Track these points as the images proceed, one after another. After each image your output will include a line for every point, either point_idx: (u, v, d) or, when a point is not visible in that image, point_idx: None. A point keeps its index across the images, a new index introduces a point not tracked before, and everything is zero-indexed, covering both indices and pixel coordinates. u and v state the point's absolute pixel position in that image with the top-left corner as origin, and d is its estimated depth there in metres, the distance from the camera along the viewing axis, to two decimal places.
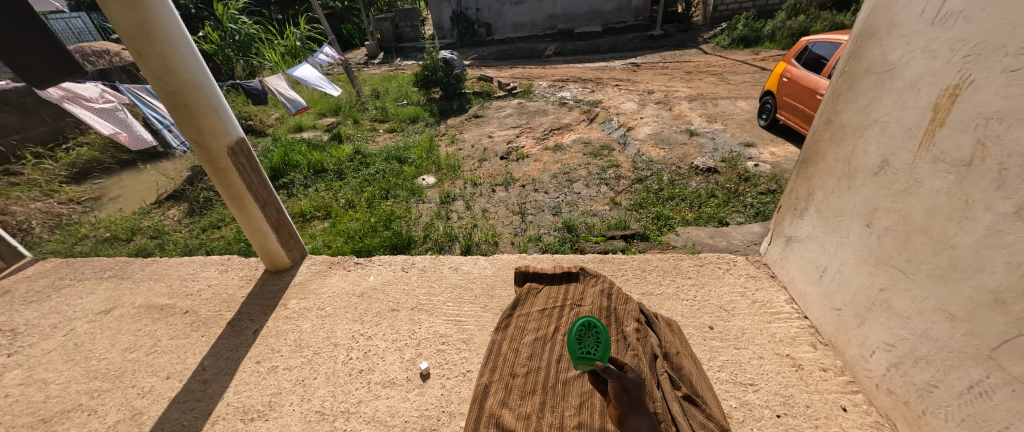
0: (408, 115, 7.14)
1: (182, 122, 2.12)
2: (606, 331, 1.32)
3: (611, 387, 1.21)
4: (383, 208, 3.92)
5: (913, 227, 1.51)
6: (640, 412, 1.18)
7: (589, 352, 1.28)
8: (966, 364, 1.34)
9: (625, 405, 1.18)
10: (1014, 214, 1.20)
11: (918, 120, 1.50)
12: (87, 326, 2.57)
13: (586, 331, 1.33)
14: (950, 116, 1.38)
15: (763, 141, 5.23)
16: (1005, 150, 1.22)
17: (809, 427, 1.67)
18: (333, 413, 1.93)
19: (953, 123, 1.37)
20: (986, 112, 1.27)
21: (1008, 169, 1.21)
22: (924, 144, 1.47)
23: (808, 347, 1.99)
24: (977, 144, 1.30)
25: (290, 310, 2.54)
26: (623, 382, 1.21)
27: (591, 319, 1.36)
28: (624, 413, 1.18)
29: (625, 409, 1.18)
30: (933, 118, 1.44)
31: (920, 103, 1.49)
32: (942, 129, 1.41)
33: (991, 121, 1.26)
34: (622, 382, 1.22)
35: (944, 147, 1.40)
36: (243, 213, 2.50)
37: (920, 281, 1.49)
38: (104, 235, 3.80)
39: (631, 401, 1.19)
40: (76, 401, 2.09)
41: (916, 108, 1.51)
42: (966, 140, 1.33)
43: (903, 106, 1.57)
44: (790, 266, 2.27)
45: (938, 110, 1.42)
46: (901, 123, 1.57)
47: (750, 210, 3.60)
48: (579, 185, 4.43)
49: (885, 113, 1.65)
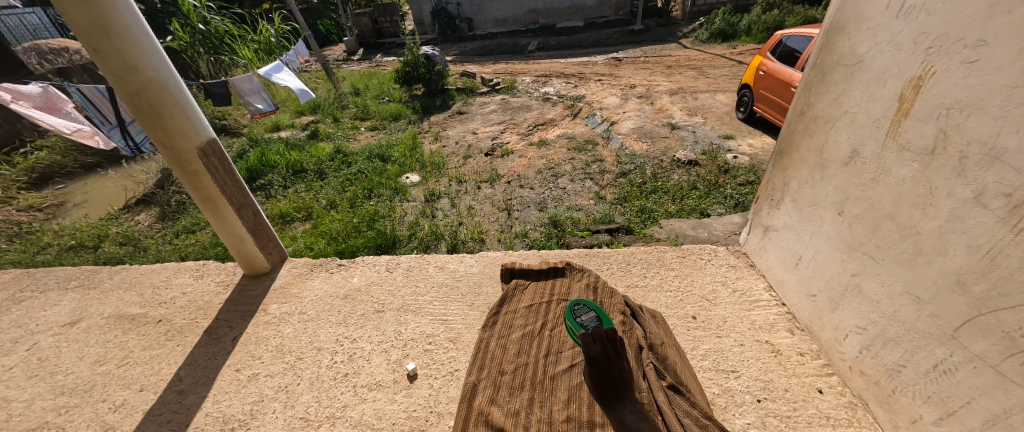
0: (389, 112, 7.03)
1: (147, 123, 2.04)
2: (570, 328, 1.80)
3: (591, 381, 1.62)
4: (366, 207, 3.86)
5: (881, 215, 1.58)
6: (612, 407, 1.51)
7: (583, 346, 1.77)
8: (932, 344, 1.40)
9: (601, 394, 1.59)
10: (973, 200, 1.26)
11: (885, 111, 1.57)
12: (52, 339, 2.45)
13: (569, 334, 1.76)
14: (915, 107, 1.44)
15: (741, 133, 5.38)
16: (965, 138, 1.28)
17: (787, 410, 1.73)
18: (318, 418, 1.89)
19: (917, 114, 1.44)
20: (948, 102, 1.33)
21: (968, 157, 1.27)
22: (891, 133, 1.54)
23: (786, 333, 2.05)
24: (939, 132, 1.36)
25: (270, 315, 2.47)
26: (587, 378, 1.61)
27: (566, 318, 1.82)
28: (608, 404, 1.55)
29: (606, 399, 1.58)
30: (900, 109, 1.50)
31: (886, 94, 1.56)
32: (908, 119, 1.47)
33: (952, 111, 1.32)
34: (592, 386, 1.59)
35: (909, 137, 1.47)
36: (217, 217, 2.41)
37: (888, 266, 1.55)
38: (68, 243, 3.62)
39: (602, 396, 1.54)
40: (42, 418, 1.99)
41: (883, 99, 1.58)
42: (929, 129, 1.39)
43: (872, 98, 1.63)
44: (769, 255, 2.34)
45: (903, 101, 1.49)
46: (870, 114, 1.64)
47: (730, 201, 3.69)
48: (564, 181, 4.46)
49: (854, 105, 1.72)
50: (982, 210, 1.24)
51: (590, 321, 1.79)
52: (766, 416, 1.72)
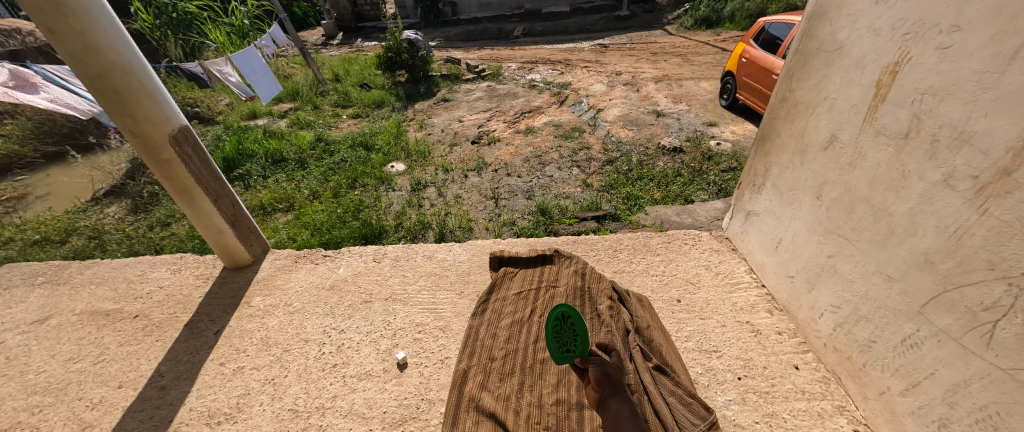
0: (372, 99, 6.88)
1: (113, 110, 1.95)
2: (579, 323, 1.41)
3: (591, 374, 1.37)
4: (350, 197, 3.79)
5: (857, 198, 1.65)
6: (620, 397, 1.31)
7: (568, 350, 1.43)
8: (900, 320, 1.48)
9: (606, 391, 1.32)
10: (943, 182, 1.32)
11: (863, 97, 1.62)
12: (19, 338, 2.35)
13: (562, 323, 1.45)
14: (891, 92, 1.50)
15: (723, 120, 5.48)
16: (936, 123, 1.34)
17: (766, 386, 1.82)
18: (308, 409, 1.88)
19: (893, 99, 1.49)
20: (922, 88, 1.38)
21: (939, 140, 1.33)
22: (869, 118, 1.60)
23: (765, 313, 2.14)
24: (913, 117, 1.42)
25: (254, 307, 2.43)
26: (604, 367, 1.36)
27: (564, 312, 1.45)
28: (605, 397, 1.32)
29: (608, 395, 1.31)
30: (876, 94, 1.56)
31: (864, 80, 1.61)
32: (884, 104, 1.53)
33: (925, 96, 1.37)
34: (605, 368, 1.37)
35: (885, 122, 1.53)
36: (192, 208, 2.34)
37: (862, 247, 1.63)
38: (33, 237, 3.45)
39: (613, 384, 1.33)
40: (14, 418, 1.92)
41: (861, 85, 1.63)
42: (904, 114, 1.45)
43: (850, 84, 1.69)
44: (749, 239, 2.42)
45: (880, 86, 1.54)
46: (848, 100, 1.69)
47: (713, 187, 3.78)
48: (551, 168, 4.47)
49: (834, 91, 1.78)
50: (950, 192, 1.31)
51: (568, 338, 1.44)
52: (746, 392, 1.80)
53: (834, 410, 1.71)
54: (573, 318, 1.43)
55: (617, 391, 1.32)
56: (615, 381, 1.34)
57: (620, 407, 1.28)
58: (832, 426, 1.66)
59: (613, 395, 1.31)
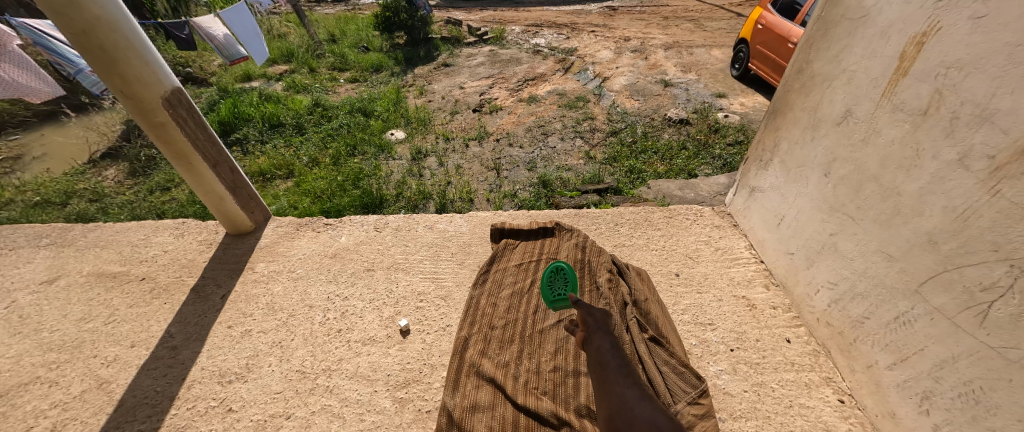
0: (370, 62, 6.65)
1: (102, 69, 1.88)
2: (571, 271, 1.64)
3: (576, 316, 1.23)
4: (351, 165, 3.76)
5: (865, 176, 1.63)
6: (603, 333, 1.14)
7: (560, 293, 1.59)
8: (896, 298, 1.50)
9: (591, 325, 1.17)
10: (957, 162, 1.30)
11: (884, 70, 1.56)
12: (30, 297, 2.40)
13: (556, 274, 1.65)
14: (914, 66, 1.44)
15: (733, 91, 5.31)
16: (959, 99, 1.30)
17: (757, 357, 1.88)
18: (314, 371, 1.95)
19: (915, 73, 1.44)
20: (947, 61, 1.33)
21: (959, 117, 1.29)
22: (888, 93, 1.55)
23: (761, 288, 2.18)
24: (935, 92, 1.37)
25: (258, 273, 2.47)
26: (588, 307, 1.22)
27: (559, 265, 1.66)
28: (588, 335, 1.16)
29: (589, 330, 1.15)
30: (898, 67, 1.50)
31: (887, 52, 1.55)
32: (905, 79, 1.47)
33: (950, 71, 1.32)
34: (590, 309, 1.22)
35: (904, 97, 1.48)
36: (191, 173, 2.31)
37: (866, 226, 1.63)
38: (34, 199, 3.44)
39: (595, 326, 1.17)
40: (33, 373, 2.00)
41: (884, 57, 1.57)
42: (925, 89, 1.40)
43: (872, 55, 1.62)
44: (752, 215, 2.42)
45: (904, 59, 1.48)
46: (868, 72, 1.63)
47: (718, 161, 3.73)
48: (554, 139, 4.39)
49: (854, 63, 1.71)
50: (963, 173, 1.29)
51: (561, 287, 1.60)
52: (737, 363, 1.86)
53: (821, 381, 1.78)
54: (566, 269, 1.65)
55: (599, 327, 1.16)
56: (600, 318, 1.19)
57: (602, 342, 1.12)
58: (818, 395, 1.73)
59: (595, 330, 1.15)
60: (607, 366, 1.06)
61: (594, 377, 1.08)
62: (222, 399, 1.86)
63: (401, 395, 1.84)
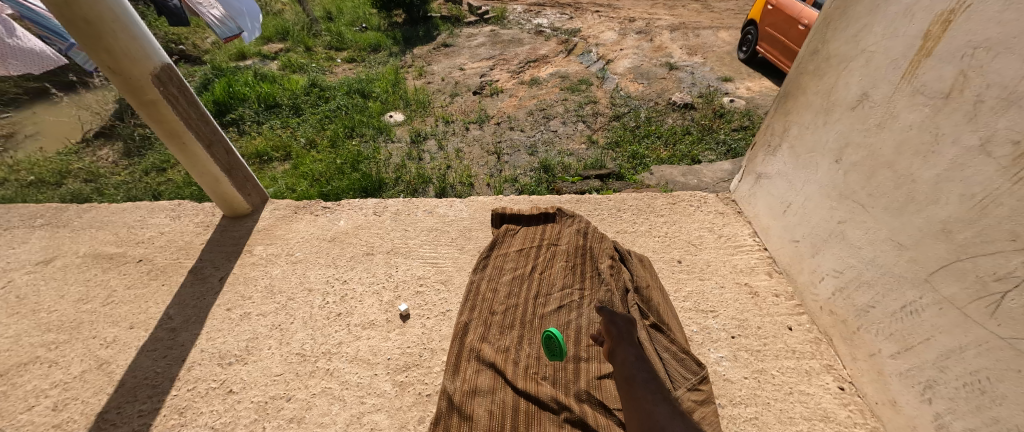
0: (367, 42, 6.50)
1: (88, 44, 1.80)
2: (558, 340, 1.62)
3: (600, 324, 1.39)
4: (349, 147, 3.70)
5: (879, 162, 1.60)
6: (628, 345, 1.31)
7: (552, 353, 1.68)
8: (904, 287, 1.48)
9: (615, 338, 1.33)
10: (978, 148, 1.26)
11: (906, 50, 1.51)
12: (26, 278, 2.38)
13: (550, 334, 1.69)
14: (939, 46, 1.39)
15: (740, 75, 5.20)
16: (985, 81, 1.25)
17: (758, 344, 1.87)
18: (314, 354, 1.95)
19: (940, 54, 1.38)
20: (975, 41, 1.27)
21: (984, 101, 1.25)
22: (908, 75, 1.50)
23: (764, 276, 2.16)
24: (959, 74, 1.32)
25: (256, 256, 2.44)
26: (612, 318, 1.37)
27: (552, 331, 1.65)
28: (614, 347, 1.32)
29: (614, 341, 1.32)
30: (922, 47, 1.45)
31: (911, 31, 1.49)
32: (929, 59, 1.42)
33: (979, 51, 1.26)
34: (613, 319, 1.37)
35: (925, 79, 1.43)
36: (185, 154, 2.26)
37: (876, 214, 1.60)
38: (28, 178, 3.37)
39: (620, 337, 1.33)
40: (32, 354, 1.99)
41: (907, 36, 1.51)
42: (949, 71, 1.35)
43: (894, 35, 1.56)
44: (757, 202, 2.38)
45: (928, 38, 1.42)
46: (889, 53, 1.57)
47: (722, 146, 3.67)
48: (555, 123, 4.32)
49: (873, 43, 1.65)
50: (984, 159, 1.25)
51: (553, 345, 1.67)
52: (738, 350, 1.86)
53: (822, 368, 1.78)
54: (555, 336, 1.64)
55: (622, 338, 1.32)
56: (623, 330, 1.34)
57: (626, 353, 1.29)
58: (818, 382, 1.73)
59: (619, 341, 1.31)
60: (635, 379, 1.22)
61: (621, 388, 1.24)
62: (222, 380, 1.86)
63: (401, 379, 1.84)
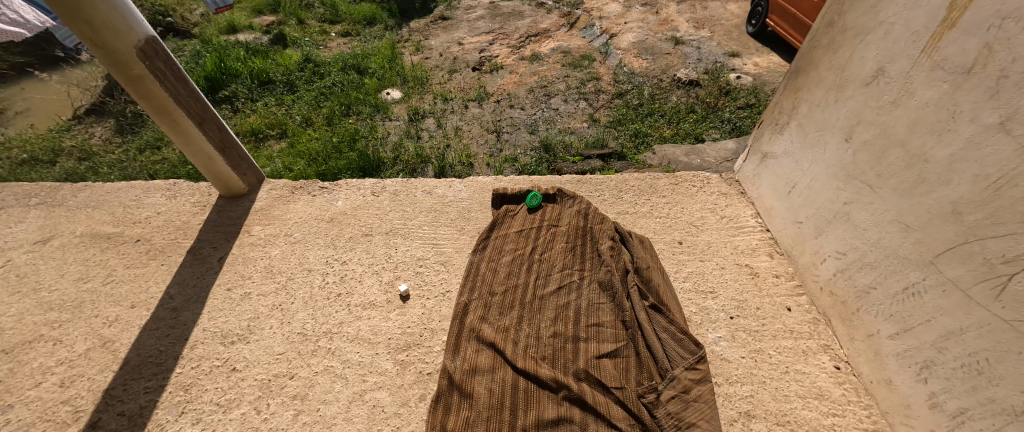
0: (362, 15, 6.28)
1: (66, 15, 1.72)
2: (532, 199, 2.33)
3: None
4: (346, 126, 3.63)
5: (891, 141, 1.56)
6: None
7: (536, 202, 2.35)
8: (908, 269, 1.47)
9: None
10: (998, 125, 1.21)
11: (928, 22, 1.44)
12: (25, 257, 2.37)
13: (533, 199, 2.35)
14: (965, 16, 1.32)
15: (748, 50, 5.06)
16: (1011, 55, 1.19)
17: (756, 325, 1.88)
18: (316, 334, 1.96)
19: (965, 25, 1.32)
20: (1003, 11, 1.20)
21: (1007, 77, 1.20)
22: (929, 49, 1.44)
23: (765, 257, 2.15)
24: (984, 48, 1.26)
25: (255, 236, 2.43)
26: None
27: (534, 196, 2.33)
28: None
29: None
30: (945, 19, 1.38)
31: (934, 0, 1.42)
32: (952, 31, 1.35)
33: (1006, 22, 1.19)
34: None
35: (947, 53, 1.37)
36: (176, 132, 2.21)
37: (885, 195, 1.58)
38: (20, 156, 3.32)
39: None
40: (36, 331, 2.00)
41: (929, 6, 1.44)
42: (973, 44, 1.29)
43: (916, 5, 1.49)
44: (762, 182, 2.35)
45: (952, 9, 1.36)
46: (910, 24, 1.51)
47: (726, 125, 3.61)
48: (557, 101, 4.22)
49: (893, 14, 1.58)
50: (1002, 138, 1.21)
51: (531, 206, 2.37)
52: (736, 330, 1.86)
53: (818, 348, 1.79)
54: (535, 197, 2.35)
55: None
56: None
57: None
58: (815, 362, 1.75)
59: None
60: None
61: None
62: (225, 359, 1.87)
63: (402, 358, 1.86)
